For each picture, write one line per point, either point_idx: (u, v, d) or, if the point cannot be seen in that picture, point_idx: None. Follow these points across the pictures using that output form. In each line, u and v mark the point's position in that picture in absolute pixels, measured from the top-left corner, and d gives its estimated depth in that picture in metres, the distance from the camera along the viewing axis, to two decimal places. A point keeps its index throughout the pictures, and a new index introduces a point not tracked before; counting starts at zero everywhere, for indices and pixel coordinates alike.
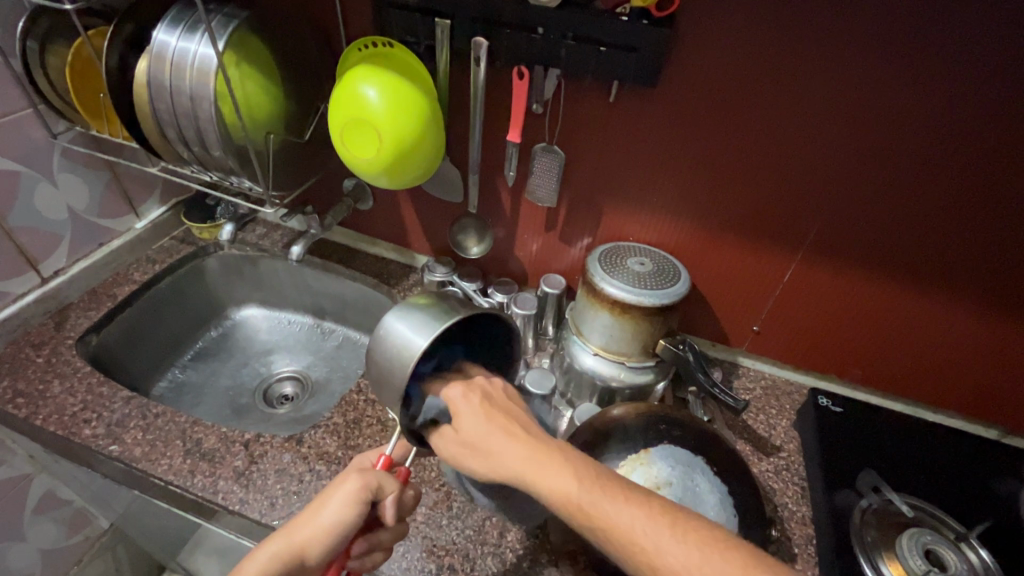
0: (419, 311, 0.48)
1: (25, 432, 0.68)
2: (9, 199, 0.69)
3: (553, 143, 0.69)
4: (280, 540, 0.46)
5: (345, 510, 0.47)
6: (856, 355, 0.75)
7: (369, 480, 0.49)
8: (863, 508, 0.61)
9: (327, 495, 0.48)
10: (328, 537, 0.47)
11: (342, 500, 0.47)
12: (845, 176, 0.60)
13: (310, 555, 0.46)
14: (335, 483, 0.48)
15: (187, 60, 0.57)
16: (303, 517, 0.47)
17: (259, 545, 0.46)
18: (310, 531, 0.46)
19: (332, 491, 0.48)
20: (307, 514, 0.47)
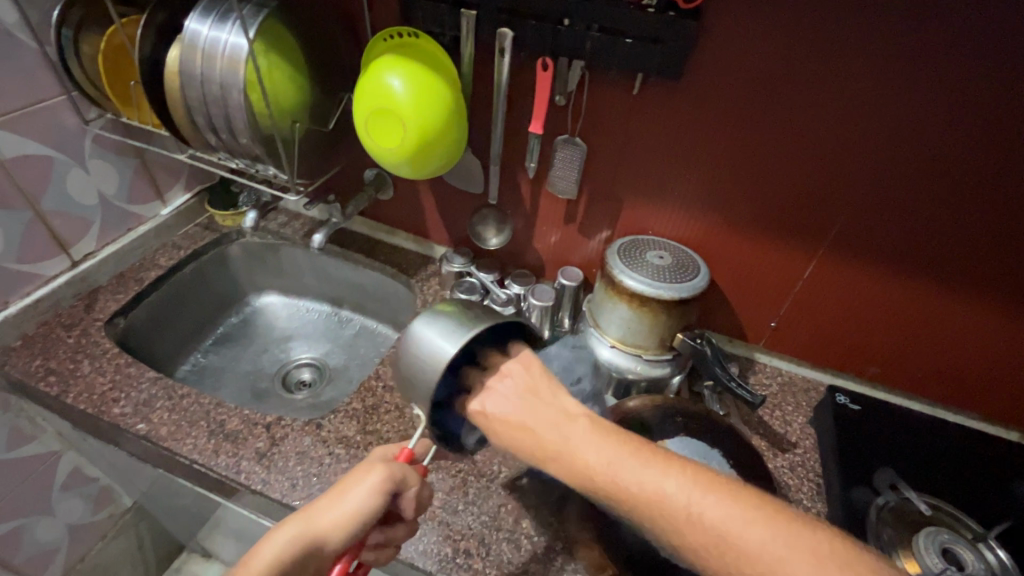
0: (447, 319, 0.48)
1: (57, 409, 0.70)
2: (42, 183, 0.71)
3: (575, 135, 0.69)
4: (296, 527, 0.47)
5: (368, 500, 0.48)
6: (878, 353, 0.74)
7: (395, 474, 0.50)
8: (879, 505, 0.61)
9: (351, 483, 0.49)
10: (347, 528, 0.47)
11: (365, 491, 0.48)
12: (869, 172, 0.60)
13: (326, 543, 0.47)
14: (360, 473, 0.50)
15: (219, 49, 0.58)
16: (320, 506, 0.48)
17: (278, 525, 0.47)
18: (334, 519, 0.47)
19: (357, 480, 0.49)
20: (330, 500, 0.48)
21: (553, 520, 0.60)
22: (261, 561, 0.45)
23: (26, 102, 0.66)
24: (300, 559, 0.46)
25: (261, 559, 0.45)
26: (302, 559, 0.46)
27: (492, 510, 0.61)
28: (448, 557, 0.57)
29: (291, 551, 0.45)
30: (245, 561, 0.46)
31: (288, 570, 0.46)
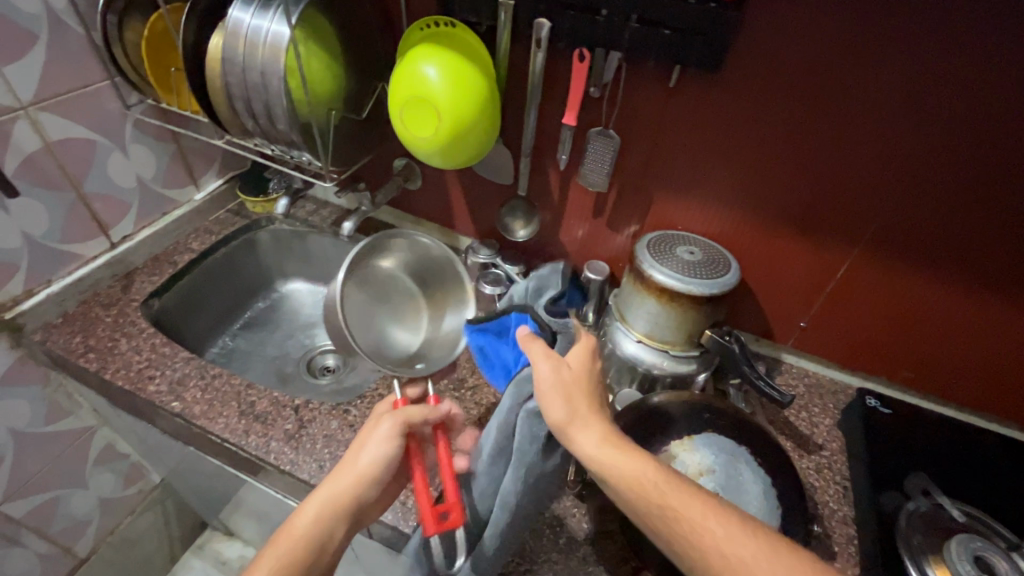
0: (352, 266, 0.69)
1: (95, 384, 0.73)
2: (85, 166, 0.73)
3: (608, 128, 0.69)
4: (326, 489, 0.48)
5: (384, 447, 0.50)
6: (911, 357, 0.72)
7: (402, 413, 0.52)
8: (910, 510, 0.60)
9: (362, 442, 0.51)
10: (375, 474, 0.49)
11: (378, 436, 0.50)
12: (908, 171, 0.58)
13: (361, 495, 0.48)
14: (368, 430, 0.52)
15: (261, 36, 0.59)
16: (343, 467, 0.49)
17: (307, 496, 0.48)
18: (356, 472, 0.49)
19: (366, 436, 0.51)
20: (348, 461, 0.50)
21: (576, 511, 0.60)
22: (300, 523, 0.46)
23: (73, 86, 0.68)
24: (339, 515, 0.47)
25: (299, 522, 0.46)
26: (342, 515, 0.47)
27: None
28: (472, 544, 0.57)
29: (327, 508, 0.47)
30: (281, 530, 0.46)
31: (331, 531, 0.46)
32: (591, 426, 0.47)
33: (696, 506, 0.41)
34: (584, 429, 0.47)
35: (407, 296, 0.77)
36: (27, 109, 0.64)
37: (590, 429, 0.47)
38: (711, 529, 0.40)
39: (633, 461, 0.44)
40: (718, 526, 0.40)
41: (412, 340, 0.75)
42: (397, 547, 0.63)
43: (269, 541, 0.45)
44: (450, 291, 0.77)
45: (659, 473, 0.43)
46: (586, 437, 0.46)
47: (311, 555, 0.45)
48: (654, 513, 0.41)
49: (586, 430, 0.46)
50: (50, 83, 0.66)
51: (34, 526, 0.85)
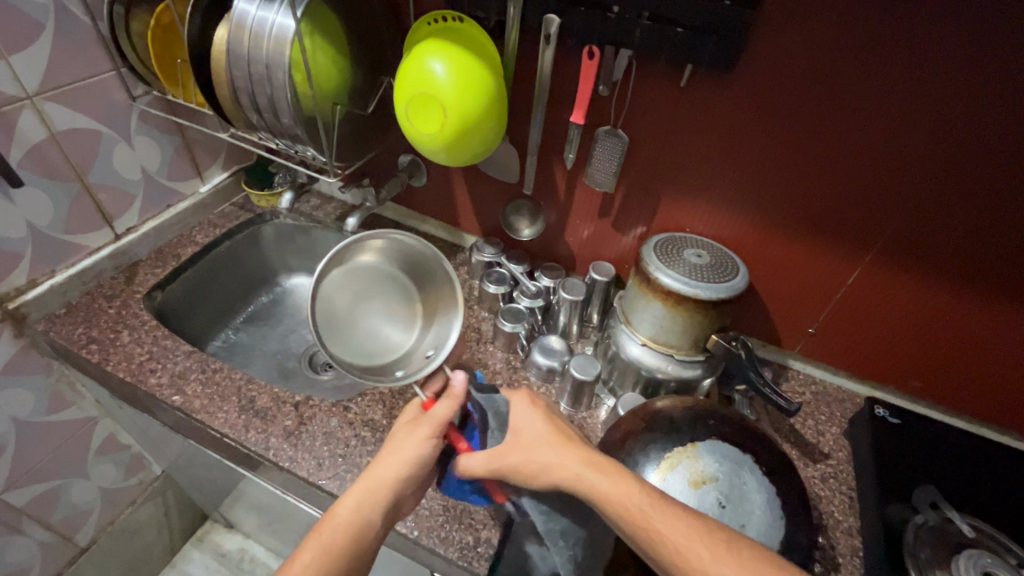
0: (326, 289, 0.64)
1: (97, 376, 0.73)
2: (90, 157, 0.73)
3: (617, 126, 0.67)
4: (363, 484, 0.50)
5: (422, 449, 0.52)
6: (921, 367, 0.71)
7: (431, 414, 0.54)
8: (917, 524, 0.59)
9: (399, 440, 0.53)
10: (412, 467, 0.51)
11: (416, 432, 0.53)
12: (924, 178, 0.57)
13: (402, 487, 0.51)
14: (405, 431, 0.53)
15: (266, 28, 0.58)
16: (382, 462, 0.51)
17: (346, 491, 0.50)
18: (396, 471, 0.50)
19: (404, 437, 0.53)
20: (386, 458, 0.51)
21: None
22: (343, 512, 0.48)
23: (78, 76, 0.68)
24: (383, 504, 0.49)
25: (342, 511, 0.48)
26: (384, 505, 0.49)
27: None
28: (469, 546, 0.57)
29: (370, 499, 0.49)
30: (323, 519, 0.48)
31: (372, 521, 0.48)
32: (566, 458, 0.48)
33: (681, 526, 0.41)
34: (563, 459, 0.48)
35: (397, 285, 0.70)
36: (32, 99, 0.64)
37: (566, 459, 0.48)
38: (697, 551, 0.40)
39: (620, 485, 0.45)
40: (704, 547, 0.40)
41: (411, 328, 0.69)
42: (395, 546, 0.62)
43: (314, 529, 0.47)
44: (440, 285, 0.69)
45: (645, 495, 0.44)
46: (569, 465, 0.47)
47: (353, 542, 0.46)
48: (643, 537, 0.42)
49: (564, 463, 0.48)
50: (55, 73, 0.65)
51: (35, 516, 0.85)
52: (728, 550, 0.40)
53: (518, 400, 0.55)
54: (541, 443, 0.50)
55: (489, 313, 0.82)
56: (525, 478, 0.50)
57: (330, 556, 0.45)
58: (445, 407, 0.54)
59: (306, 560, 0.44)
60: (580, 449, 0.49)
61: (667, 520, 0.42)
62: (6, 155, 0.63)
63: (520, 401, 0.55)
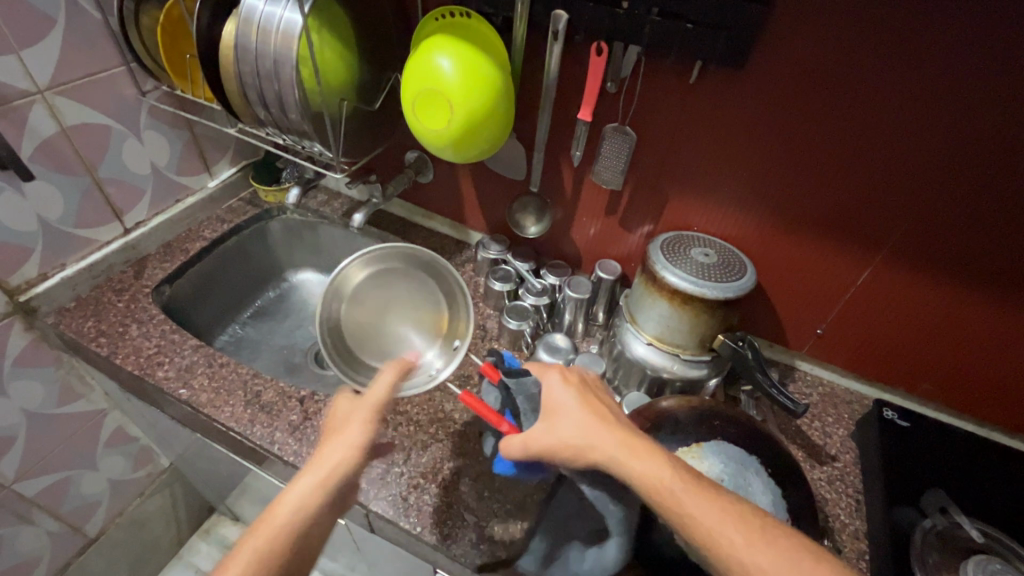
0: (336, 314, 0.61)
1: (106, 368, 0.73)
2: (100, 152, 0.73)
3: (625, 124, 0.67)
4: (307, 476, 0.45)
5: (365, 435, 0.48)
6: (931, 369, 0.70)
7: (369, 394, 0.51)
8: (925, 528, 0.58)
9: (340, 428, 0.49)
10: (361, 453, 0.47)
11: (360, 414, 0.49)
12: (934, 178, 0.56)
13: (352, 475, 0.46)
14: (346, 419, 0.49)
15: (273, 24, 0.58)
16: (325, 452, 0.47)
17: (288, 486, 0.44)
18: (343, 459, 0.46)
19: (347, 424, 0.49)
20: (328, 447, 0.47)
21: None
22: (284, 512, 0.42)
23: (89, 71, 0.69)
24: (329, 497, 0.44)
25: (282, 510, 0.42)
26: (330, 498, 0.44)
27: (516, 500, 0.60)
28: (472, 544, 0.57)
29: (314, 493, 0.44)
30: (256, 524, 0.41)
31: (318, 517, 0.43)
32: (606, 435, 0.46)
33: (685, 526, 0.41)
34: (599, 436, 0.46)
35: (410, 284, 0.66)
36: (43, 94, 0.64)
37: (604, 436, 0.46)
38: (729, 537, 0.39)
39: (652, 467, 0.43)
40: (736, 533, 0.39)
41: (433, 327, 0.65)
42: (398, 542, 0.63)
43: (245, 536, 0.41)
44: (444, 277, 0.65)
45: (676, 478, 0.42)
46: (598, 449, 0.46)
47: (295, 542, 0.42)
48: (675, 520, 0.41)
49: (599, 442, 0.46)
50: (66, 68, 0.66)
51: (45, 506, 0.86)
52: (759, 536, 0.39)
53: (553, 377, 0.52)
54: (578, 419, 0.48)
55: (495, 310, 0.82)
56: (574, 460, 0.48)
57: (266, 564, 0.40)
58: (384, 386, 0.51)
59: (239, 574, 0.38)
60: (618, 427, 0.47)
61: (697, 504, 0.41)
62: (17, 149, 0.64)
63: (554, 378, 0.52)
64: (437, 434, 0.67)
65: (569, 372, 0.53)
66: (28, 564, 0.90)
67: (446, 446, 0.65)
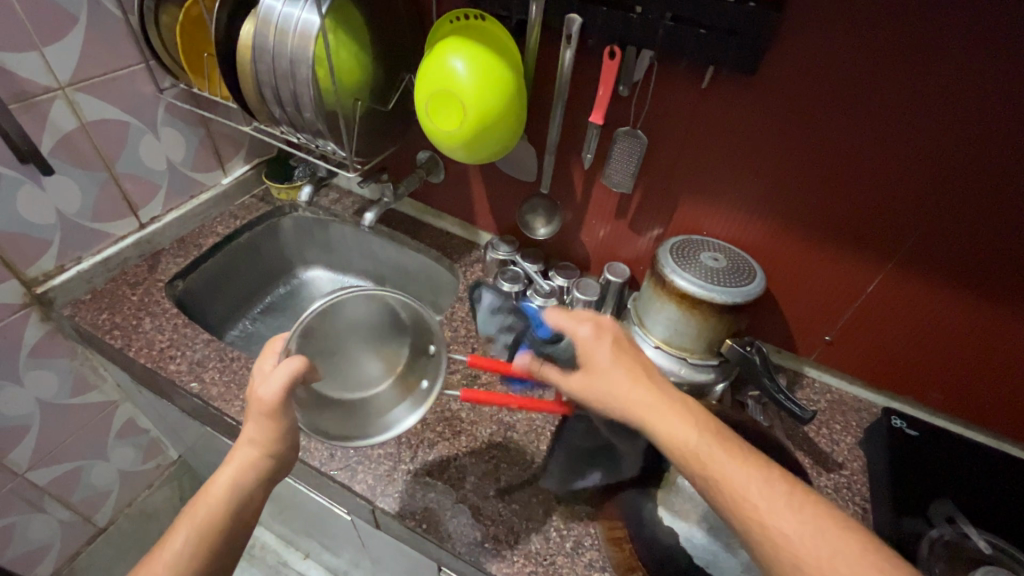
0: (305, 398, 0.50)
1: (119, 361, 0.75)
2: (118, 147, 0.75)
3: (637, 128, 0.67)
4: (234, 460, 0.46)
5: (277, 420, 0.45)
6: (943, 379, 0.69)
7: (258, 397, 0.44)
8: (932, 539, 0.58)
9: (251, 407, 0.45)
10: (284, 435, 0.46)
11: (267, 411, 0.45)
12: (947, 187, 0.56)
13: (280, 455, 0.47)
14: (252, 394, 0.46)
15: (291, 24, 0.59)
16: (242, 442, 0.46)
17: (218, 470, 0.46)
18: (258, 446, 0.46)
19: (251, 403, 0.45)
20: (248, 427, 0.46)
21: (583, 516, 0.60)
22: (214, 493, 0.45)
23: (108, 68, 0.70)
24: (258, 474, 0.46)
25: (213, 491, 0.45)
26: (260, 473, 0.47)
27: (522, 499, 0.61)
28: (477, 541, 0.57)
29: (241, 474, 0.46)
30: (193, 501, 0.45)
31: (251, 493, 0.46)
32: (635, 391, 0.46)
33: None
34: (636, 390, 0.46)
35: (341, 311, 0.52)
36: (64, 90, 0.66)
37: (637, 394, 0.46)
38: (761, 507, 0.38)
39: (681, 430, 0.43)
40: (760, 499, 0.39)
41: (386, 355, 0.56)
42: (403, 539, 0.63)
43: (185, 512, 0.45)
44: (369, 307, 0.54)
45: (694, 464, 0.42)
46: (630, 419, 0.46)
47: (231, 516, 0.45)
48: None
49: (635, 400, 0.46)
50: (86, 66, 0.67)
51: (57, 495, 0.88)
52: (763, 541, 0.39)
53: (581, 332, 0.50)
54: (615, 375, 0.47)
55: None
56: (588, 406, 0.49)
57: (202, 538, 0.43)
58: (276, 385, 0.44)
59: (182, 541, 0.43)
60: (654, 386, 0.47)
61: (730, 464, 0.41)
62: (38, 143, 0.65)
63: (586, 332, 0.50)
64: (443, 433, 0.67)
65: (602, 328, 0.51)
66: (39, 551, 0.91)
67: (452, 444, 0.66)
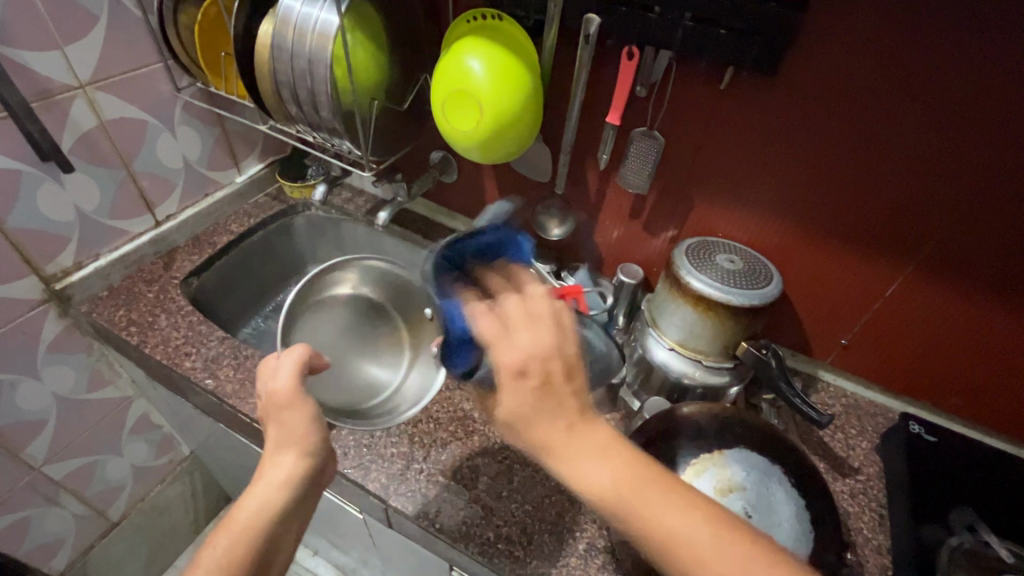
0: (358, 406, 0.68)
1: (135, 357, 0.75)
2: (136, 146, 0.75)
3: (654, 128, 0.67)
4: (268, 473, 0.47)
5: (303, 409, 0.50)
6: (961, 385, 0.69)
7: (273, 388, 0.51)
8: (952, 546, 0.57)
9: (275, 411, 0.50)
10: (313, 426, 0.50)
11: (284, 404, 0.51)
12: (967, 191, 0.55)
13: (317, 452, 0.49)
14: (272, 397, 0.51)
15: (310, 24, 0.59)
16: (271, 459, 0.48)
17: (251, 487, 0.46)
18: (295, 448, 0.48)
19: (276, 406, 0.50)
20: (275, 429, 0.50)
21: (596, 518, 0.59)
22: (242, 516, 0.44)
23: (127, 67, 0.70)
24: (289, 491, 0.46)
25: (245, 513, 0.44)
26: (295, 488, 0.47)
27: (535, 500, 0.61)
28: (489, 542, 0.57)
29: (272, 491, 0.45)
30: (218, 532, 0.43)
31: (288, 507, 0.46)
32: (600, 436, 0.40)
33: None
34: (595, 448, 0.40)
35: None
36: (84, 88, 0.66)
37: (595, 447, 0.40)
38: (702, 551, 0.36)
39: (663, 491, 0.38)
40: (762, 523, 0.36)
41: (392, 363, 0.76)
42: (416, 539, 0.63)
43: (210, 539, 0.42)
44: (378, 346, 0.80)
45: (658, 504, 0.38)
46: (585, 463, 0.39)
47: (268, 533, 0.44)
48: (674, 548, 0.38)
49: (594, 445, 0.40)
50: (105, 65, 0.68)
51: (72, 490, 0.89)
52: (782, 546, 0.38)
53: (506, 364, 0.43)
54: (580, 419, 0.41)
55: None
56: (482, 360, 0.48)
57: (228, 564, 0.41)
58: (286, 373, 0.52)
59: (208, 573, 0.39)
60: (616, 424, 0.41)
61: (657, 506, 0.37)
62: (58, 141, 0.66)
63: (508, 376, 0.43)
64: (456, 433, 0.67)
65: (533, 363, 0.42)
66: (54, 544, 0.92)
67: (465, 444, 0.66)
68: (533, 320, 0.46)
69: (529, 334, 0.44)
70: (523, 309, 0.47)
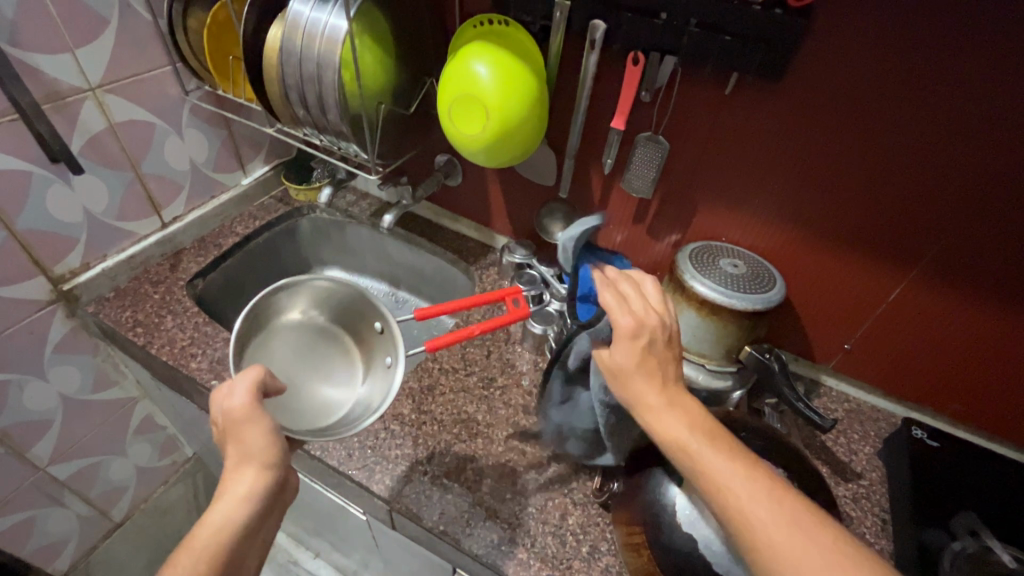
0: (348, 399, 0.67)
1: (141, 357, 0.76)
2: (144, 148, 0.76)
3: (659, 133, 0.67)
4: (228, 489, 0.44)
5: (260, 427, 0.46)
6: (963, 391, 0.69)
7: (228, 407, 0.46)
8: (954, 551, 0.57)
9: (232, 431, 0.46)
10: (275, 442, 0.46)
11: (241, 424, 0.46)
12: (968, 198, 0.55)
13: (280, 466, 0.47)
14: (228, 418, 0.46)
15: (319, 29, 0.60)
16: (232, 474, 0.45)
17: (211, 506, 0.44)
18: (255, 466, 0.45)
19: (236, 425, 0.46)
20: (232, 449, 0.46)
21: (600, 519, 0.60)
22: (203, 534, 0.42)
23: (137, 70, 0.71)
24: (250, 506, 0.44)
25: (205, 532, 0.43)
26: (257, 503, 0.45)
27: (540, 503, 0.61)
28: (494, 544, 0.57)
29: (234, 508, 0.44)
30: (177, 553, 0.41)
31: (253, 521, 0.45)
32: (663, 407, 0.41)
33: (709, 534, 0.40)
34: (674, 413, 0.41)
35: (313, 359, 0.67)
36: (94, 91, 0.67)
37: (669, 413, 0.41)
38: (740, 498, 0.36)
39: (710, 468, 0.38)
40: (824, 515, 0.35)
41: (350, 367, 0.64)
42: (420, 540, 0.63)
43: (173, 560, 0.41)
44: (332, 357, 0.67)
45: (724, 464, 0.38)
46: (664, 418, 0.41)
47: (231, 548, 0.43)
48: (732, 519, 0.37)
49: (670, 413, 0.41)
50: (115, 68, 0.69)
51: (76, 490, 0.89)
52: None
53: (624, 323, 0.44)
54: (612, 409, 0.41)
55: None
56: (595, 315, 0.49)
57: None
58: (241, 392, 0.46)
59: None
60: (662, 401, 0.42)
61: (706, 449, 0.39)
62: (68, 142, 0.67)
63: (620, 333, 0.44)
64: (460, 435, 0.67)
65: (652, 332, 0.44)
66: (58, 544, 0.92)
67: (469, 446, 0.66)
68: (639, 294, 0.47)
69: (639, 306, 0.45)
70: (627, 287, 0.47)
